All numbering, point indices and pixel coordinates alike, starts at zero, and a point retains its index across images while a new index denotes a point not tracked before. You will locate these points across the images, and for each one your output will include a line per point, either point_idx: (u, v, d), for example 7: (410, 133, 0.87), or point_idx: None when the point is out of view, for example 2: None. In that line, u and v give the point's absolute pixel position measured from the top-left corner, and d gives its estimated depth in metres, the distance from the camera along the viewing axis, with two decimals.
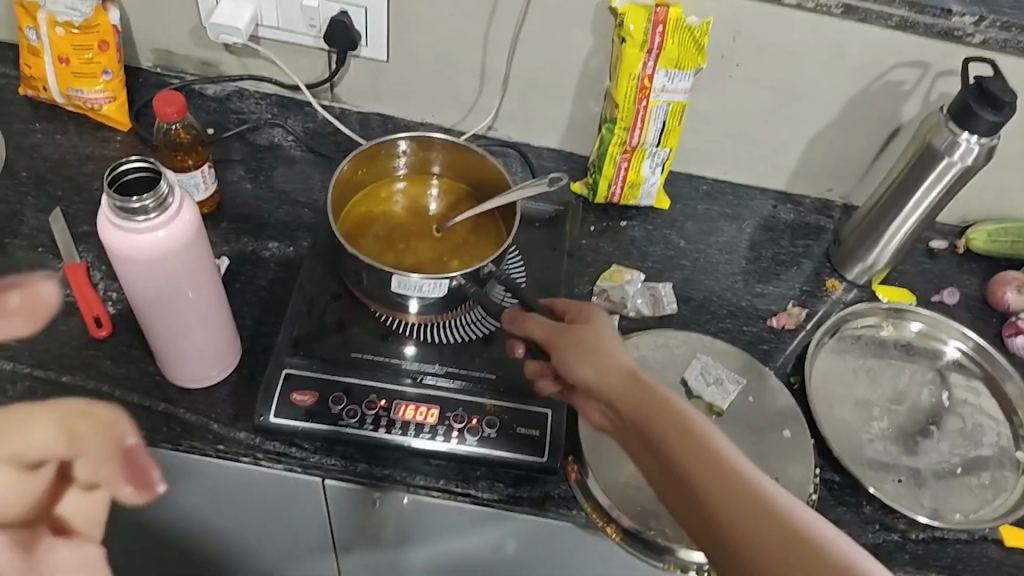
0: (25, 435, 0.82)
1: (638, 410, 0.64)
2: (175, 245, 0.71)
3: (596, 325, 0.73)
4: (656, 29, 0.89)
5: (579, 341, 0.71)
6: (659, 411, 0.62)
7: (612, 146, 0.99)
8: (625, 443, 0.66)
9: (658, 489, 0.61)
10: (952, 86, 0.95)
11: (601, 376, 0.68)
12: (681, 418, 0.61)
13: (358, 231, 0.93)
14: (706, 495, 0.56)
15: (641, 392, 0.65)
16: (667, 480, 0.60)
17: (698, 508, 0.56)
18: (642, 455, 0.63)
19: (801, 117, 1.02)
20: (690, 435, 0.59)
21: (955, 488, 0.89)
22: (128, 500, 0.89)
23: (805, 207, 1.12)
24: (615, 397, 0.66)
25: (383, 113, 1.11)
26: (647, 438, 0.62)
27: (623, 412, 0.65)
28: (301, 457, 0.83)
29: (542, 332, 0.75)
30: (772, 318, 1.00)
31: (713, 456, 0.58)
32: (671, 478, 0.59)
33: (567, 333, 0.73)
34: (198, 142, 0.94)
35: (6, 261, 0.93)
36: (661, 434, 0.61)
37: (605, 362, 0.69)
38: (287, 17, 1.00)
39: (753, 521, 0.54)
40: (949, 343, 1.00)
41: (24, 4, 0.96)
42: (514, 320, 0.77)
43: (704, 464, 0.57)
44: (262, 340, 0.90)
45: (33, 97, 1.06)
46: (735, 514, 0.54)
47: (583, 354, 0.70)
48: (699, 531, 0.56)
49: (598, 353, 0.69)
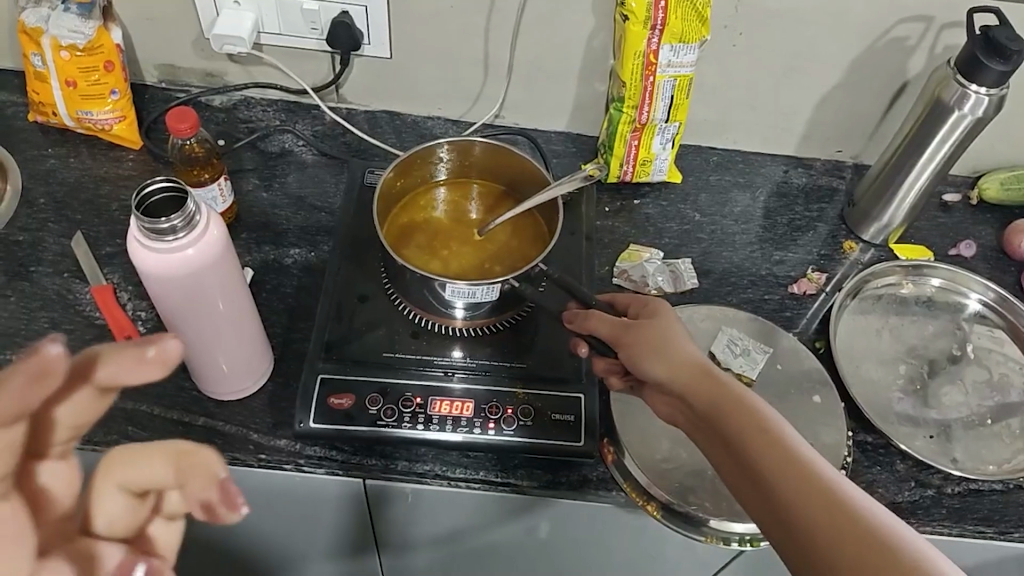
0: None
1: (709, 404, 0.66)
2: (205, 260, 0.72)
3: (664, 322, 0.76)
4: (657, 5, 0.89)
5: (644, 335, 0.74)
6: (731, 405, 0.65)
7: (622, 125, 1.00)
8: (693, 436, 0.68)
9: (725, 480, 0.63)
10: (957, 37, 0.95)
11: (669, 370, 0.70)
12: (754, 413, 0.63)
13: (401, 240, 0.94)
14: (775, 486, 0.58)
15: (712, 387, 0.67)
16: (736, 471, 0.62)
17: (768, 497, 0.58)
18: (710, 447, 0.65)
19: (808, 80, 1.02)
20: (763, 429, 0.61)
21: (986, 440, 0.90)
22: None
23: (816, 170, 1.12)
24: (684, 390, 0.68)
25: (390, 109, 1.12)
26: (717, 430, 0.64)
27: (692, 405, 0.68)
28: (342, 460, 0.85)
29: (606, 328, 0.77)
30: (793, 285, 1.01)
31: (786, 449, 0.59)
32: (741, 469, 0.61)
33: (634, 328, 0.75)
34: (212, 155, 0.95)
35: (34, 289, 0.94)
36: (732, 428, 0.63)
37: (673, 357, 0.71)
38: (288, 22, 1.00)
39: (810, 498, 0.56)
40: (971, 296, 1.01)
41: (26, 31, 0.96)
42: (576, 318, 0.81)
43: (775, 457, 0.59)
44: (292, 347, 0.91)
45: (44, 123, 1.07)
46: (804, 505, 0.56)
47: (651, 349, 0.72)
48: (766, 522, 0.58)
49: (666, 348, 0.72)
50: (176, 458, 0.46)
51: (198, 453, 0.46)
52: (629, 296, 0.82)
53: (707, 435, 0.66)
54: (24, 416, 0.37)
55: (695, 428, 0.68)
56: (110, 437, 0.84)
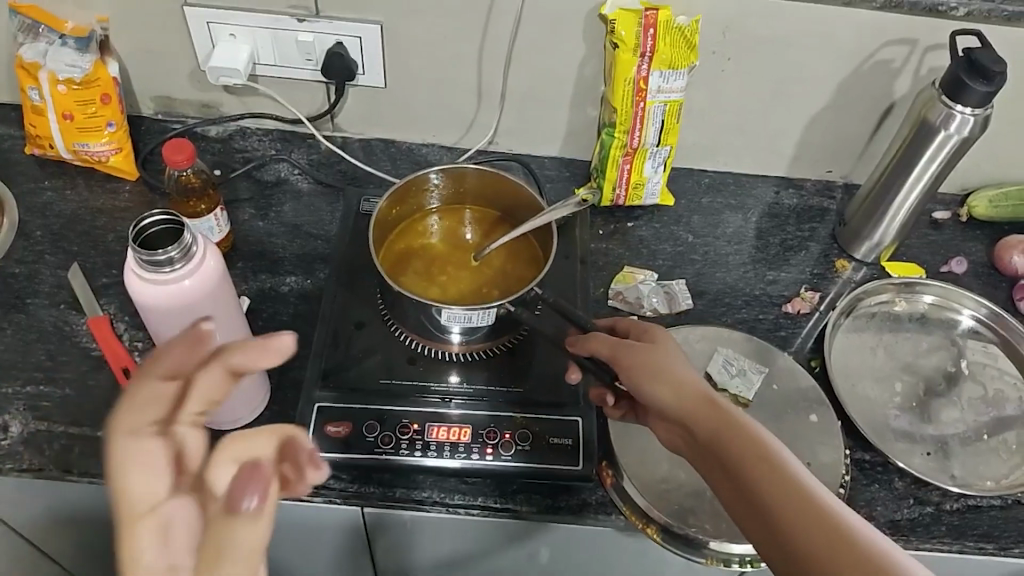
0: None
1: (708, 428, 0.66)
2: (203, 291, 0.72)
3: (664, 349, 0.76)
4: (647, 33, 0.91)
5: (643, 358, 0.74)
6: (730, 429, 0.65)
7: (613, 149, 1.01)
8: (692, 460, 0.68)
9: (724, 503, 0.63)
10: (941, 59, 0.96)
11: (668, 393, 0.70)
12: (754, 437, 0.63)
13: (398, 267, 0.94)
14: (775, 510, 0.58)
15: (712, 411, 0.67)
16: (735, 494, 0.62)
17: (767, 521, 0.58)
18: (709, 471, 0.65)
19: (796, 103, 1.04)
20: (762, 453, 0.62)
21: (983, 456, 0.90)
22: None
23: (807, 190, 1.13)
24: (683, 413, 0.69)
25: (385, 137, 1.13)
26: (717, 454, 0.64)
27: (692, 429, 0.68)
28: (340, 488, 0.84)
29: (607, 350, 0.77)
30: (787, 304, 1.02)
31: (785, 472, 0.60)
32: (740, 493, 0.61)
33: (634, 350, 0.75)
34: (209, 186, 0.95)
35: (30, 321, 0.94)
36: (732, 450, 0.63)
37: (672, 380, 0.71)
38: (283, 54, 1.01)
39: (808, 522, 0.56)
40: (963, 312, 1.02)
41: (24, 66, 0.97)
42: (577, 340, 0.81)
43: (774, 480, 0.59)
44: (289, 376, 0.92)
45: (41, 156, 1.08)
46: (804, 528, 0.56)
47: (649, 372, 0.73)
48: (765, 546, 0.58)
49: (665, 371, 0.72)
50: (288, 444, 0.54)
51: (291, 431, 0.54)
52: (631, 322, 0.83)
53: (706, 459, 0.66)
54: (178, 375, 0.52)
55: (694, 452, 0.68)
56: None
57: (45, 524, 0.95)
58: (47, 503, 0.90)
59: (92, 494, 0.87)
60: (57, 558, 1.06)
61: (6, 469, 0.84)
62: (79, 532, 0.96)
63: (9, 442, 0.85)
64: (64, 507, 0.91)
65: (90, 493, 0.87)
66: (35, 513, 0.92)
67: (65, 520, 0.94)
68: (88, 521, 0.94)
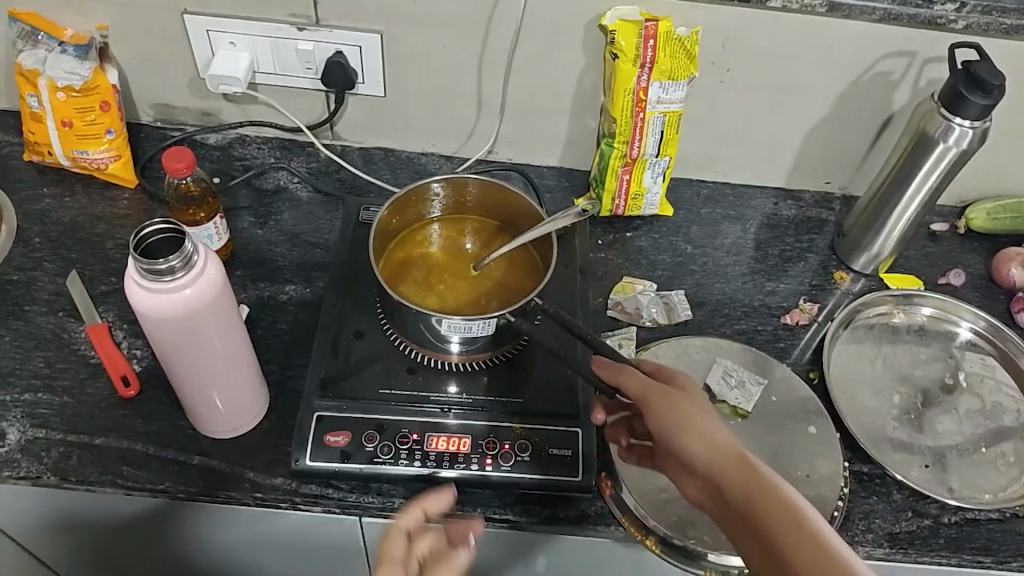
0: None
1: (740, 490, 0.67)
2: (203, 300, 0.72)
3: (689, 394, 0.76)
4: (647, 43, 0.91)
5: (672, 406, 0.74)
6: (762, 492, 0.66)
7: (613, 159, 1.02)
8: (717, 516, 0.69)
9: (753, 565, 0.65)
10: (940, 72, 0.97)
11: (699, 448, 0.71)
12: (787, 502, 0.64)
13: (397, 276, 0.94)
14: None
15: (743, 471, 0.68)
16: (760, 552, 0.64)
17: None
18: (736, 532, 0.67)
19: (795, 114, 1.04)
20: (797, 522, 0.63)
21: (981, 469, 0.90)
22: None
23: (806, 202, 1.14)
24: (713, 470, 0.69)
25: (384, 146, 1.13)
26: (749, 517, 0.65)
27: (721, 487, 0.68)
28: (339, 497, 0.84)
29: (636, 388, 0.77)
30: (785, 315, 1.02)
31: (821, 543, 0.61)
32: (771, 558, 0.63)
33: (663, 394, 0.75)
34: (208, 194, 0.95)
35: (29, 328, 0.94)
36: (763, 516, 0.64)
37: (702, 433, 0.71)
38: (282, 62, 1.01)
39: None
40: (961, 324, 1.02)
41: (23, 73, 0.98)
42: (608, 368, 0.79)
43: (807, 551, 0.61)
44: (288, 385, 0.91)
45: (39, 162, 1.08)
46: None
47: (677, 423, 0.73)
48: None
49: (694, 423, 0.72)
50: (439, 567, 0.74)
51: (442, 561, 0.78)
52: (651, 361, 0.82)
53: (731, 514, 0.67)
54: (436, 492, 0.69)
55: (720, 508, 0.69)
56: (105, 477, 0.84)
57: (41, 532, 0.95)
58: (43, 512, 0.90)
59: (90, 503, 0.87)
60: (53, 567, 1.06)
61: (4, 477, 0.84)
62: (75, 540, 0.96)
63: (6, 450, 0.85)
64: (61, 516, 0.90)
65: (88, 502, 0.87)
66: (31, 521, 0.92)
67: (61, 528, 0.93)
68: (85, 530, 0.93)
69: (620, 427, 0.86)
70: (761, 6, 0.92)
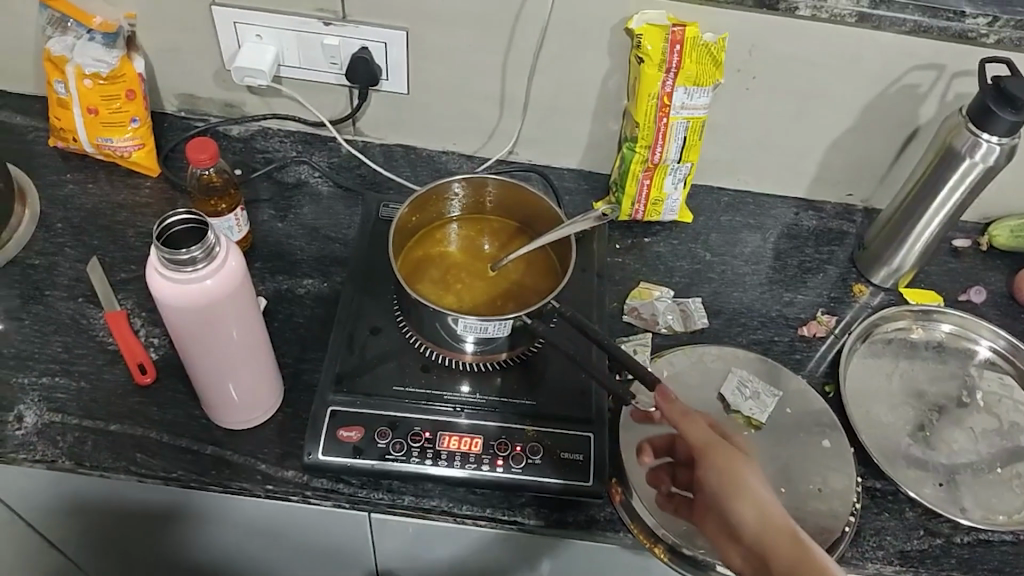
0: None
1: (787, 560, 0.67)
2: (224, 292, 0.73)
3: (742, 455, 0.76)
4: (673, 48, 0.91)
5: (730, 469, 0.73)
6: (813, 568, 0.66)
7: (634, 164, 1.01)
8: None
9: None
10: (969, 86, 0.96)
11: (752, 513, 0.71)
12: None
13: (415, 274, 0.94)
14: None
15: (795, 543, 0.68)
16: None
17: None
18: None
19: (820, 124, 1.03)
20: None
21: (996, 489, 0.90)
22: None
23: (827, 213, 1.13)
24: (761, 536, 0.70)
25: (406, 143, 1.13)
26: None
27: (768, 560, 0.68)
28: (349, 492, 0.85)
29: (697, 443, 0.76)
30: (802, 327, 1.01)
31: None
32: None
33: (723, 454, 0.74)
34: (230, 185, 0.96)
35: (48, 313, 0.95)
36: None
37: (757, 502, 0.71)
38: (308, 56, 1.01)
39: None
40: (981, 342, 1.01)
41: (52, 59, 0.99)
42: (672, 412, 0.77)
43: None
44: (302, 379, 0.92)
45: (64, 149, 1.09)
46: None
47: (736, 486, 0.72)
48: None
49: (747, 484, 0.72)
50: None
51: None
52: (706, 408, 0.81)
53: None
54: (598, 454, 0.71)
55: None
56: (119, 463, 0.85)
57: (53, 515, 0.96)
58: (56, 495, 0.91)
59: (103, 488, 0.88)
60: (63, 549, 1.07)
61: (20, 459, 0.85)
62: (86, 524, 0.97)
63: (23, 432, 0.86)
64: (74, 500, 0.91)
65: (101, 487, 0.88)
66: (45, 503, 0.93)
67: (73, 512, 0.94)
68: (96, 514, 0.94)
69: (662, 472, 0.85)
70: (789, 14, 0.91)
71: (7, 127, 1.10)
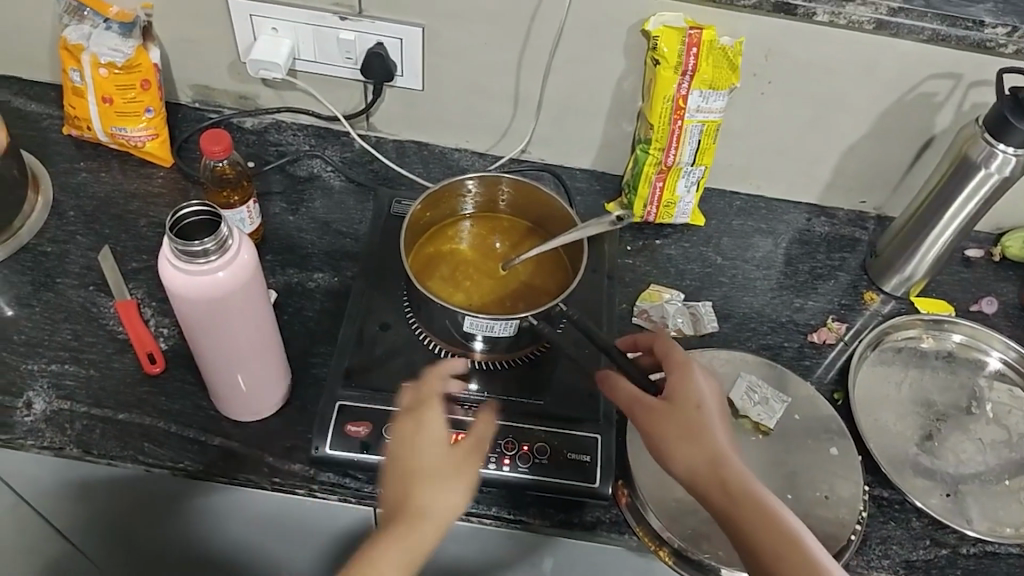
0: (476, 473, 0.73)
1: (747, 523, 0.69)
2: (235, 284, 0.73)
3: (683, 398, 0.75)
4: (690, 51, 0.91)
5: (663, 427, 0.74)
6: (781, 536, 0.68)
7: (647, 166, 1.01)
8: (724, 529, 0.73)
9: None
10: (984, 96, 0.96)
11: (716, 475, 0.71)
12: (805, 546, 0.67)
13: (426, 270, 0.94)
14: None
15: (763, 510, 0.69)
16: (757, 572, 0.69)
17: None
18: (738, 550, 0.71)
19: (835, 131, 1.03)
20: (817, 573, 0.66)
21: (1005, 501, 0.89)
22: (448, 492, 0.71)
23: (839, 219, 1.12)
24: (721, 493, 0.70)
25: (418, 140, 1.13)
26: (755, 552, 0.68)
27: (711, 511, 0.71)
28: (356, 487, 0.85)
29: (632, 403, 0.76)
30: (812, 333, 1.01)
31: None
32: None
33: (652, 416, 0.75)
34: (243, 178, 0.96)
35: (58, 301, 0.95)
36: (778, 560, 0.67)
37: (691, 454, 0.72)
38: (324, 51, 1.01)
39: None
40: (991, 353, 1.01)
41: (68, 48, 0.99)
42: (608, 378, 0.78)
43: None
44: (311, 373, 0.92)
45: (77, 137, 1.09)
46: None
47: (669, 446, 0.73)
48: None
49: (708, 445, 0.72)
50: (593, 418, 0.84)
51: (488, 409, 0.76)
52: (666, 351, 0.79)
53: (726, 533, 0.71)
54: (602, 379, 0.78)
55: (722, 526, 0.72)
56: (125, 452, 0.85)
57: (59, 502, 0.96)
58: (63, 481, 0.91)
59: (110, 476, 0.88)
60: (67, 535, 1.07)
61: (27, 446, 0.85)
62: (91, 511, 0.97)
63: (31, 419, 0.86)
64: (79, 487, 0.91)
65: (108, 475, 0.88)
66: (51, 490, 0.94)
67: (79, 499, 0.95)
68: (102, 502, 0.95)
69: None
70: (808, 20, 0.91)
71: (21, 114, 1.11)
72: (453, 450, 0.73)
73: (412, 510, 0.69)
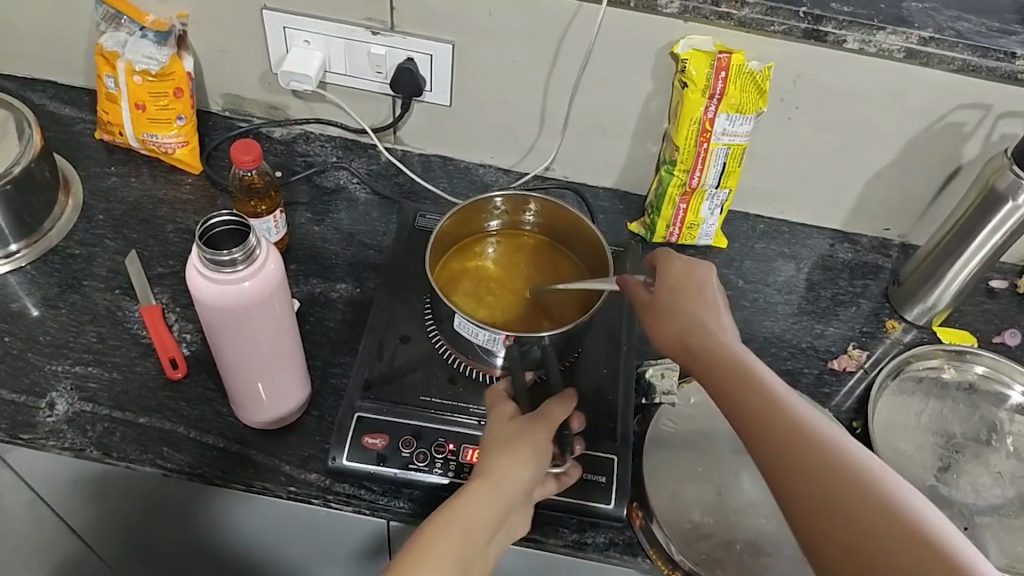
0: (513, 482, 0.73)
1: (752, 409, 0.62)
2: (261, 293, 0.73)
3: (685, 299, 0.73)
4: (718, 75, 0.91)
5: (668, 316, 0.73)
6: (795, 435, 0.59)
7: (671, 187, 1.02)
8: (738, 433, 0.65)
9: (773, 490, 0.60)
10: (1014, 128, 0.95)
11: (715, 376, 0.66)
12: (831, 448, 0.58)
13: (452, 285, 0.95)
14: (851, 539, 0.54)
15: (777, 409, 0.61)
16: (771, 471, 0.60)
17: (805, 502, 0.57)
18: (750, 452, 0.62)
19: (862, 157, 1.02)
20: (838, 475, 0.57)
21: None
22: (474, 509, 0.70)
23: (862, 246, 1.12)
24: (726, 394, 0.64)
25: (444, 154, 1.14)
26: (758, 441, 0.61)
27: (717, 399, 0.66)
28: (370, 500, 0.86)
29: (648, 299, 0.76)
30: (832, 360, 1.01)
31: (877, 496, 0.55)
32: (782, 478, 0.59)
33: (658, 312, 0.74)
34: (271, 188, 0.98)
35: (85, 303, 0.97)
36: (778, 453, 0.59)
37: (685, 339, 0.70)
38: (355, 64, 1.02)
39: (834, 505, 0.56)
40: (1015, 387, 0.99)
41: (103, 54, 1.01)
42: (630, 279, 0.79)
43: (804, 471, 0.58)
44: (330, 383, 0.93)
45: (109, 142, 1.11)
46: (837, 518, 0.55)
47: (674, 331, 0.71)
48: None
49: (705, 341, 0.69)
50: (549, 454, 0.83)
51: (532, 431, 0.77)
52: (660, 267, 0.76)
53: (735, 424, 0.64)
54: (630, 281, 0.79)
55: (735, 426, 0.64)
56: (145, 456, 0.86)
57: (77, 501, 0.98)
58: (82, 481, 0.92)
59: (129, 478, 0.89)
60: (82, 534, 1.08)
61: (48, 446, 0.86)
62: (108, 510, 0.98)
63: (53, 420, 0.87)
64: (98, 488, 0.93)
65: (128, 477, 0.89)
66: (69, 489, 0.95)
67: (97, 498, 0.96)
68: (119, 501, 0.96)
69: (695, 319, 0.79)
70: (837, 46, 0.90)
71: (54, 118, 1.13)
72: (492, 471, 0.74)
73: (440, 527, 0.69)
